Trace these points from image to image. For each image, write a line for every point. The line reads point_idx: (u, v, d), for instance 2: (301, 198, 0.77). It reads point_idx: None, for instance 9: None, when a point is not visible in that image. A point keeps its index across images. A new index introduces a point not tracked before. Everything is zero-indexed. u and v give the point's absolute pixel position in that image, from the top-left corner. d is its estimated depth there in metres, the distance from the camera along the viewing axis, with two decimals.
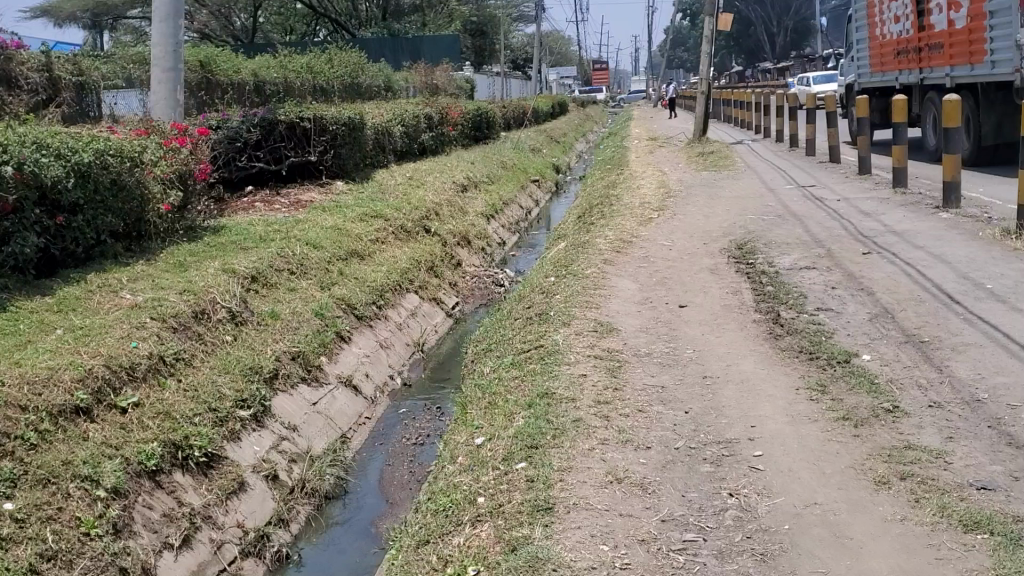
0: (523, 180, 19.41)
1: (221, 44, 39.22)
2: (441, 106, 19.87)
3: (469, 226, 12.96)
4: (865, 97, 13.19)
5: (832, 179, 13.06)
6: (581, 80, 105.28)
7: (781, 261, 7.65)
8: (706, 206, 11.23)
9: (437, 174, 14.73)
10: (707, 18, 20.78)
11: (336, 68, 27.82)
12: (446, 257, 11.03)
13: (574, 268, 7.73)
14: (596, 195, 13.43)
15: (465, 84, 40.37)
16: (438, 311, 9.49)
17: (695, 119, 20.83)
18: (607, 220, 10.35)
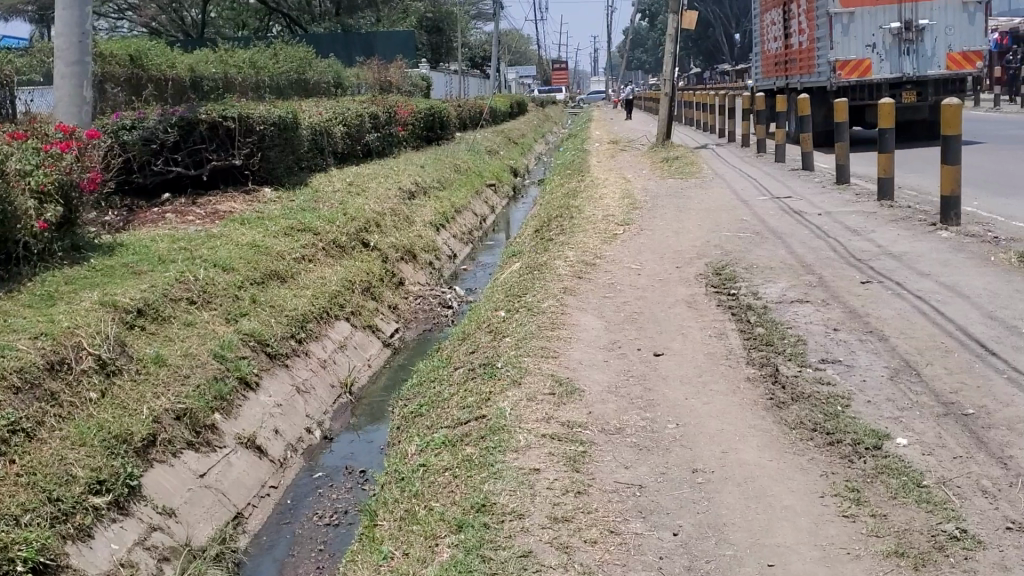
0: (478, 185, 18.25)
1: (166, 40, 37.65)
2: (391, 104, 18.69)
3: (415, 237, 11.79)
4: (845, 100, 12.15)
5: (809, 189, 12.05)
6: (541, 79, 104.23)
7: (769, 291, 6.55)
8: (674, 219, 10.17)
9: (383, 180, 13.55)
10: (670, 16, 19.72)
11: (283, 65, 26.47)
12: (388, 273, 9.84)
13: (527, 298, 6.58)
14: (554, 206, 12.32)
15: (421, 82, 39.14)
16: (373, 341, 8.31)
17: (659, 122, 19.77)
18: (565, 235, 9.25)
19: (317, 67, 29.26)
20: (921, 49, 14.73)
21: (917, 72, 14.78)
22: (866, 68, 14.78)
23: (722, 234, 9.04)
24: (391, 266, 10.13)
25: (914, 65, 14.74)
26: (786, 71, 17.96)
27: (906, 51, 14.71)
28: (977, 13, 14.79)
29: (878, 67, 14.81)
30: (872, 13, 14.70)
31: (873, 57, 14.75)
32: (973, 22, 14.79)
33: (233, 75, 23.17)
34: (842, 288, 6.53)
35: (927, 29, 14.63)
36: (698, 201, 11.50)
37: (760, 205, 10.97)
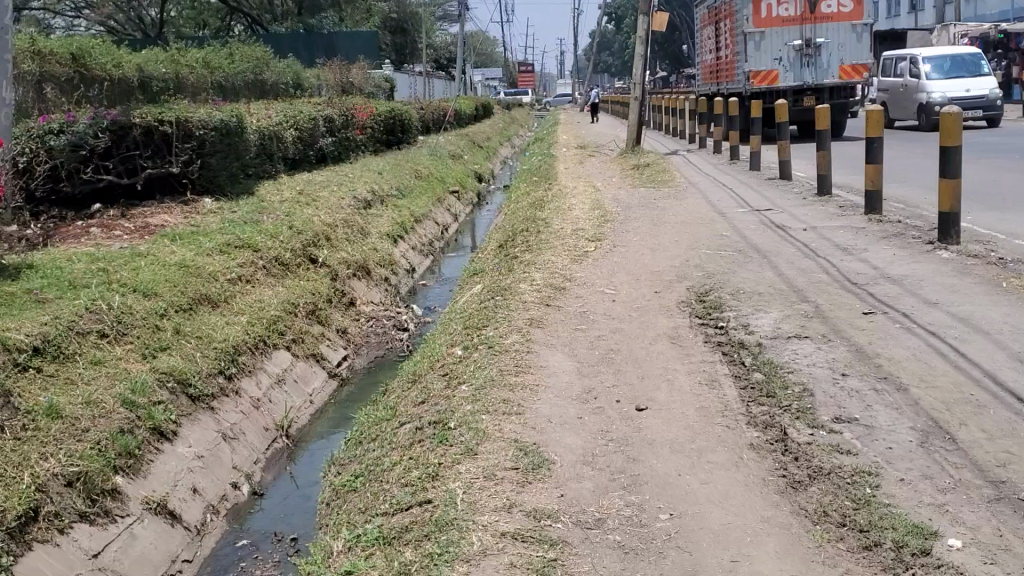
0: (440, 191, 17.43)
1: (122, 38, 36.59)
2: (349, 107, 17.83)
3: (369, 251, 10.95)
4: (827, 105, 11.48)
5: (788, 200, 11.35)
6: (507, 82, 103.60)
7: (761, 322, 5.81)
8: (649, 234, 9.43)
9: (336, 187, 12.71)
10: (640, 18, 19.02)
11: (238, 67, 25.57)
12: (336, 291, 9.02)
13: (487, 330, 5.79)
14: (519, 217, 11.54)
15: (384, 84, 38.22)
16: (317, 372, 7.49)
17: (629, 127, 19.06)
18: (531, 251, 8.47)
19: (275, 67, 28.29)
20: (819, 61, 18.66)
21: (816, 80, 18.71)
22: (774, 77, 18.74)
23: (701, 251, 8.29)
24: (340, 285, 9.28)
25: (813, 75, 18.69)
26: (717, 80, 21.83)
27: (806, 64, 18.67)
28: (863, 35, 18.85)
29: (784, 77, 18.77)
30: (779, 32, 18.68)
31: (780, 68, 18.70)
32: (859, 41, 18.77)
33: (184, 77, 22.21)
34: (842, 320, 5.80)
35: (823, 46, 18.56)
36: (672, 214, 10.75)
37: (738, 218, 10.26)
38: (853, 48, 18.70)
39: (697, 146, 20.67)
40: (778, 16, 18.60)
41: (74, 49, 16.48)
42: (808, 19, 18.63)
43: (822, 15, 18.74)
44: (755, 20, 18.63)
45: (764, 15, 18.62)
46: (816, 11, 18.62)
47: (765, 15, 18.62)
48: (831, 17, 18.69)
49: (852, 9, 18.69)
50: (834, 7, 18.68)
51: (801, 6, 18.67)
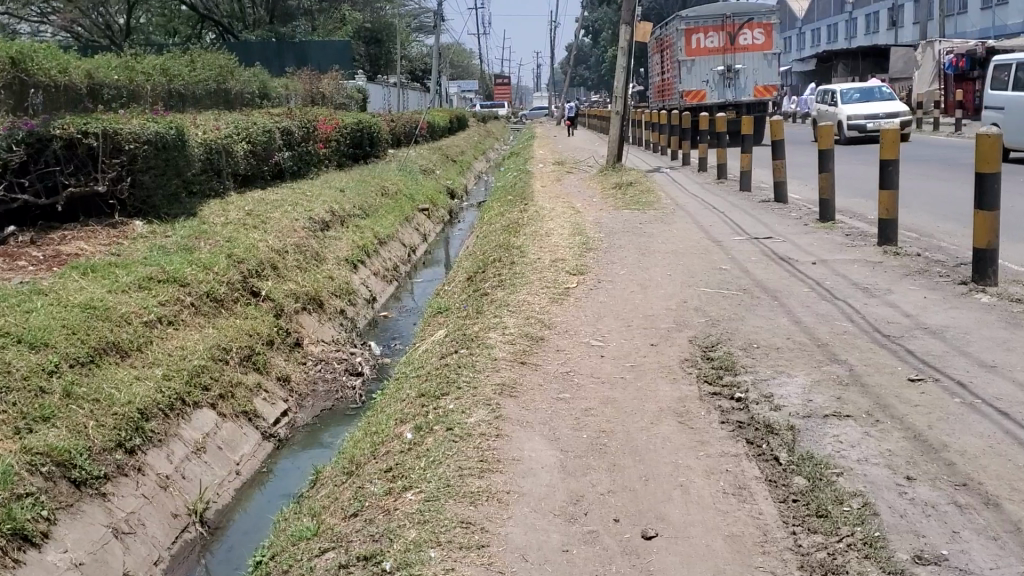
0: (409, 210, 16.28)
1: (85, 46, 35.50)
2: (312, 118, 16.69)
3: (325, 279, 9.80)
4: (830, 123, 10.39)
5: (788, 227, 10.29)
6: (483, 95, 102.72)
7: (787, 391, 4.71)
8: (637, 266, 8.32)
9: (290, 205, 11.55)
10: (622, 28, 17.90)
11: (199, 75, 24.48)
12: (281, 330, 7.88)
13: (447, 399, 4.65)
14: (492, 242, 10.41)
15: (356, 94, 37.08)
16: (250, 433, 6.32)
17: (610, 142, 17.98)
18: (504, 288, 7.34)
19: (239, 75, 27.12)
20: (738, 82, 23.26)
21: (735, 98, 23.27)
22: (702, 95, 23.15)
23: (698, 290, 7.18)
24: (285, 322, 8.13)
25: (733, 93, 23.24)
26: (664, 96, 26.02)
27: (728, 84, 23.25)
28: (773, 62, 23.36)
29: (711, 95, 23.25)
30: (707, 59, 23.24)
31: (707, 88, 23.24)
32: (770, 67, 23.33)
33: (137, 86, 20.97)
34: (886, 391, 4.69)
35: (741, 70, 23.19)
36: (661, 241, 9.66)
37: (736, 247, 9.18)
38: (765, 73, 23.28)
39: (680, 164, 19.59)
40: (704, 47, 23.21)
41: (14, 53, 15.34)
42: (729, 49, 23.27)
43: (741, 46, 23.34)
44: (686, 51, 23.29)
45: (695, 46, 23.24)
46: (735, 43, 23.26)
47: (694, 46, 23.28)
48: (747, 47, 23.27)
49: (764, 40, 23.34)
50: (750, 39, 23.31)
51: (723, 40, 23.33)
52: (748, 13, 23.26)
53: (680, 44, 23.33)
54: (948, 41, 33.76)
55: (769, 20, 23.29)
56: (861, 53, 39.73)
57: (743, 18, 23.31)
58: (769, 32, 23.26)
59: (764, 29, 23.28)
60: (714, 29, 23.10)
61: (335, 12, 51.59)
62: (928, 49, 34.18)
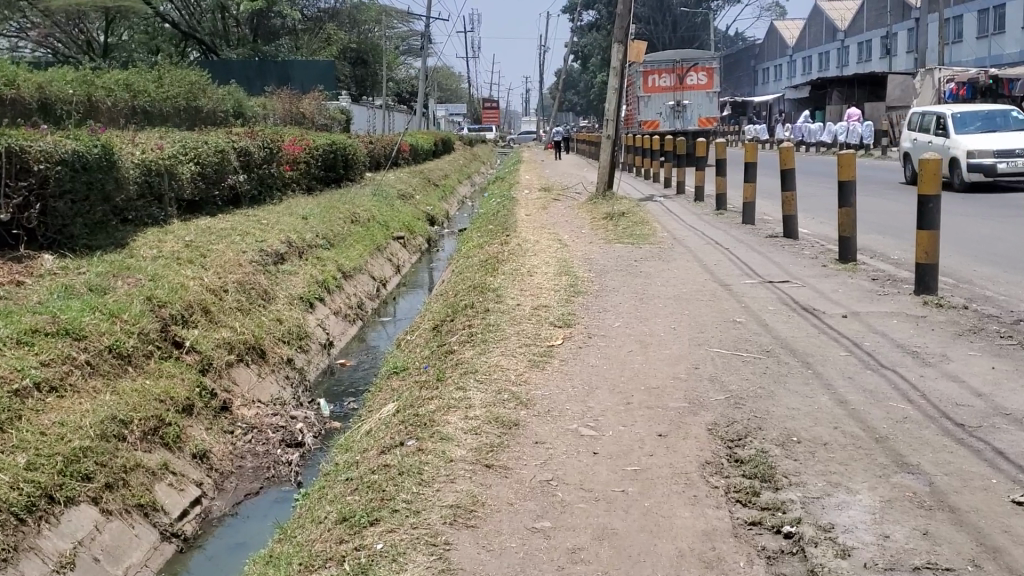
0: (381, 238, 14.98)
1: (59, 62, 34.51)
2: (278, 138, 15.39)
3: (271, 323, 8.47)
4: (852, 151, 9.12)
5: (804, 269, 9.00)
6: (471, 119, 101.91)
7: (852, 521, 3.39)
8: (635, 315, 7.02)
9: (241, 234, 10.22)
10: (615, 45, 16.56)
11: (169, 92, 23.36)
12: (204, 391, 6.53)
13: (376, 532, 3.32)
14: (465, 282, 9.10)
15: (338, 115, 35.83)
16: (145, 535, 4.97)
17: (600, 168, 16.73)
18: (471, 345, 6.00)
19: (213, 93, 25.84)
20: (686, 115, 26.84)
21: (684, 127, 26.83)
22: (656, 124, 26.80)
23: (709, 350, 5.86)
24: (211, 380, 6.79)
25: (681, 123, 26.82)
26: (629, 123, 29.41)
27: (678, 115, 26.75)
28: (715, 98, 26.96)
29: (664, 125, 26.94)
30: (660, 95, 26.96)
31: (660, 119, 26.84)
32: (712, 102, 26.93)
33: (94, 102, 19.66)
34: (989, 521, 3.37)
35: (688, 105, 26.78)
36: (661, 283, 8.36)
37: (747, 292, 7.89)
38: (708, 108, 26.87)
39: (674, 193, 18.31)
40: (658, 85, 26.87)
41: None
42: (678, 88, 26.87)
43: (689, 84, 26.93)
44: (644, 87, 26.89)
45: (651, 83, 26.87)
46: (684, 83, 26.88)
47: (651, 84, 26.89)
48: (693, 86, 26.84)
49: (708, 80, 26.96)
50: (696, 80, 26.94)
51: (674, 80, 26.94)
52: (694, 58, 26.93)
53: (639, 82, 26.93)
54: (947, 70, 32.25)
55: (711, 65, 27.03)
56: (858, 81, 38.62)
57: (690, 62, 27.05)
58: (712, 73, 26.85)
59: (707, 71, 26.90)
60: (666, 69, 26.71)
61: (320, 31, 50.46)
62: (927, 76, 32.65)
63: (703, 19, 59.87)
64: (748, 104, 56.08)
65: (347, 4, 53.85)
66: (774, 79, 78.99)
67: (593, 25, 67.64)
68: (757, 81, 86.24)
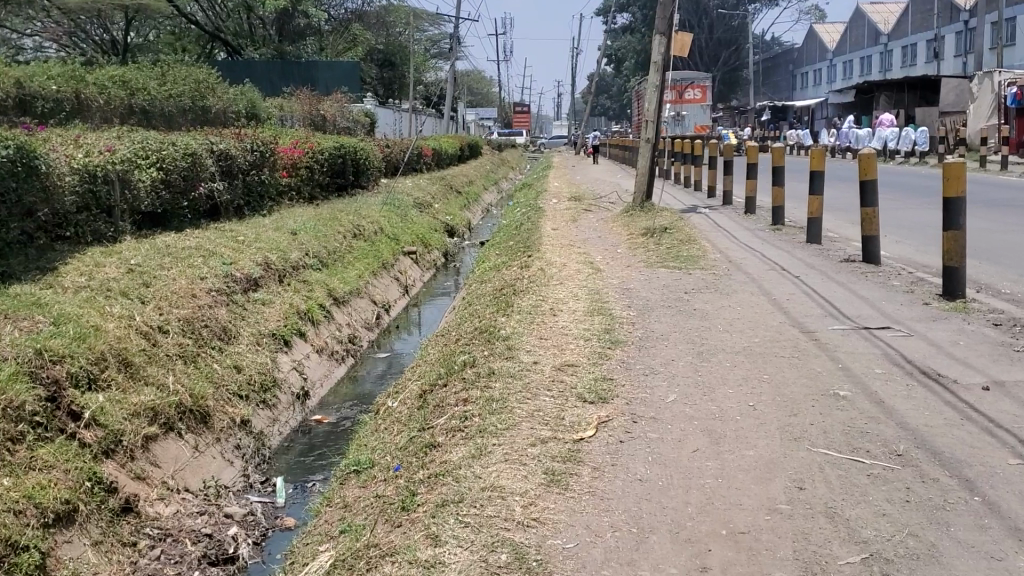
0: (389, 253, 13.21)
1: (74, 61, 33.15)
2: (274, 140, 13.60)
3: (225, 372, 6.67)
4: (961, 159, 7.22)
5: (903, 308, 7.10)
6: (502, 123, 100.37)
7: None
8: (696, 380, 5.14)
9: (204, 254, 8.43)
10: (657, 38, 14.65)
11: (175, 91, 21.77)
12: (99, 486, 4.74)
13: None
14: (473, 320, 7.24)
15: (363, 118, 34.21)
16: None
17: (639, 176, 14.88)
18: (464, 438, 4.13)
19: (224, 93, 24.24)
20: (685, 123, 32.79)
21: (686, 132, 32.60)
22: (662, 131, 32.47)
23: (811, 453, 3.98)
24: (114, 467, 5.01)
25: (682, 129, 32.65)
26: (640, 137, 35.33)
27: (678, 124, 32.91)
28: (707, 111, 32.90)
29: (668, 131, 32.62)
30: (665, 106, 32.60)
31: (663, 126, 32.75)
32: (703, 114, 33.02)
33: (86, 101, 18.06)
34: None
35: (687, 115, 32.71)
36: (726, 328, 6.46)
37: (840, 344, 5.97)
38: (699, 118, 32.94)
39: (720, 204, 16.42)
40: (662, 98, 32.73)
41: None
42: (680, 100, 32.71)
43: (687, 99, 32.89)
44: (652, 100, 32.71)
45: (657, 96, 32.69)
46: (683, 97, 32.72)
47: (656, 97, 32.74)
48: (690, 99, 32.77)
49: (701, 96, 32.96)
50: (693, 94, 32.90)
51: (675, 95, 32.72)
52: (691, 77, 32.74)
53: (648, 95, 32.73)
54: (1008, 72, 30.04)
55: (705, 82, 32.84)
56: (908, 85, 36.32)
57: (688, 80, 32.88)
58: (705, 89, 32.71)
59: (701, 88, 32.80)
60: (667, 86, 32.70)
61: (346, 31, 48.92)
62: (987, 80, 30.51)
63: (740, 22, 57.73)
64: (788, 109, 54.00)
65: (374, 5, 52.28)
66: (814, 83, 76.60)
67: (627, 29, 65.64)
68: (795, 86, 83.78)
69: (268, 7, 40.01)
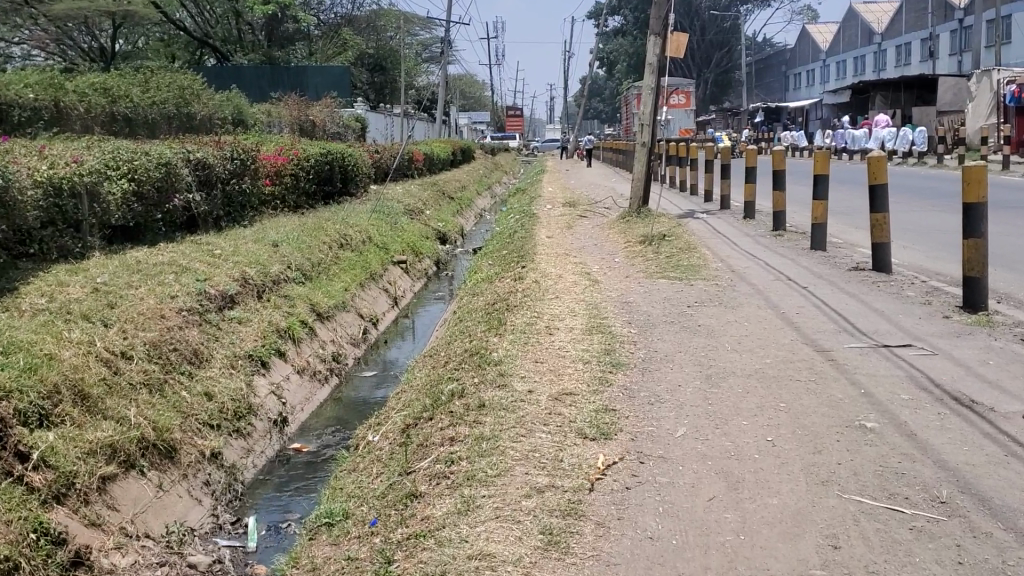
0: (377, 262, 12.74)
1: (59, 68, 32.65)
2: (256, 147, 13.13)
3: (195, 400, 6.20)
4: (980, 164, 6.79)
5: (921, 322, 6.65)
6: (495, 127, 99.91)
7: None
8: (706, 409, 4.67)
9: (177, 270, 7.95)
10: (652, 39, 14.14)
11: (159, 97, 21.29)
12: (46, 537, 4.26)
13: None
14: (463, 339, 6.77)
15: (354, 123, 33.74)
16: None
17: (635, 181, 14.40)
18: (449, 487, 3.67)
19: (209, 98, 23.76)
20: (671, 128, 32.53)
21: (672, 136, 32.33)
22: None
23: (842, 501, 3.51)
24: (65, 513, 4.52)
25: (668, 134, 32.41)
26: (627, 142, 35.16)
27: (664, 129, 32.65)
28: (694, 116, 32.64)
29: None
30: None
31: None
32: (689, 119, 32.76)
33: (66, 109, 17.57)
34: None
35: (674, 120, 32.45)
36: (734, 347, 5.99)
37: (859, 365, 5.51)
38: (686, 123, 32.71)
39: (718, 208, 15.95)
40: None
41: None
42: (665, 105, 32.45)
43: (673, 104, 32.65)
44: None
45: None
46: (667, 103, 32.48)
47: None
48: (676, 104, 32.50)
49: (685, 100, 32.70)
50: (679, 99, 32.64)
51: None
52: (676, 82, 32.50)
53: None
54: (1007, 71, 29.82)
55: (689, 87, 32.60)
56: (905, 85, 35.88)
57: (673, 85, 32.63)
58: (688, 95, 32.46)
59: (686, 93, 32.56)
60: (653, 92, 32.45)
61: (336, 35, 48.46)
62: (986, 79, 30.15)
63: (732, 23, 57.37)
64: (783, 110, 53.63)
65: (364, 9, 51.83)
66: (808, 84, 76.25)
67: (619, 31, 65.22)
68: (789, 87, 83.44)
69: (256, 11, 39.53)
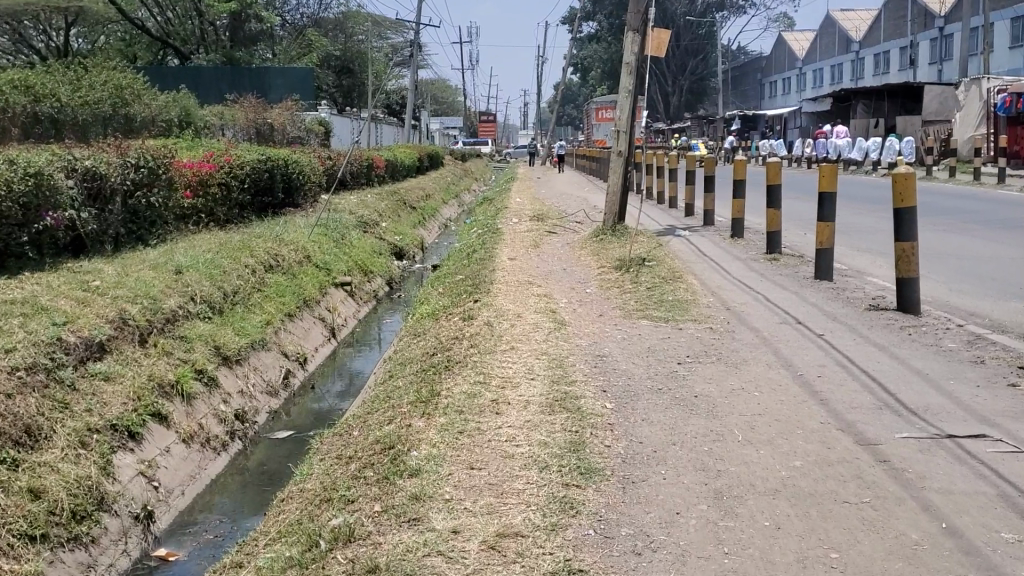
0: (314, 285, 11.12)
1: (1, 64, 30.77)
2: (175, 153, 11.46)
3: (12, 502, 4.56)
4: None
5: (985, 394, 5.07)
6: (468, 131, 98.32)
7: None
8: (720, 567, 3.05)
9: (29, 312, 6.27)
10: (631, 35, 12.53)
11: (94, 96, 19.52)
12: None
13: None
14: (384, 412, 5.12)
15: (315, 127, 32.07)
16: None
17: (611, 195, 12.80)
18: None
19: (153, 100, 22.03)
20: None
21: None
22: None
23: None
24: None
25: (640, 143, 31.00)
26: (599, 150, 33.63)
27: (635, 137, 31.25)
28: None
29: None
30: None
31: None
32: None
33: None
34: None
35: None
36: (742, 435, 4.40)
37: (923, 471, 3.92)
38: None
39: (699, 225, 14.38)
40: None
41: None
42: None
43: None
44: None
45: None
46: None
47: None
48: None
49: None
50: None
51: None
52: None
53: None
54: (998, 79, 28.54)
55: None
56: (888, 92, 34.41)
57: None
58: None
59: None
60: None
61: (300, 36, 46.66)
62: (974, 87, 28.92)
63: (708, 30, 56.08)
64: (760, 117, 52.36)
65: (332, 10, 50.10)
66: (784, 92, 75.22)
67: (592, 37, 63.59)
68: (764, 94, 82.14)
69: (215, 10, 37.71)
